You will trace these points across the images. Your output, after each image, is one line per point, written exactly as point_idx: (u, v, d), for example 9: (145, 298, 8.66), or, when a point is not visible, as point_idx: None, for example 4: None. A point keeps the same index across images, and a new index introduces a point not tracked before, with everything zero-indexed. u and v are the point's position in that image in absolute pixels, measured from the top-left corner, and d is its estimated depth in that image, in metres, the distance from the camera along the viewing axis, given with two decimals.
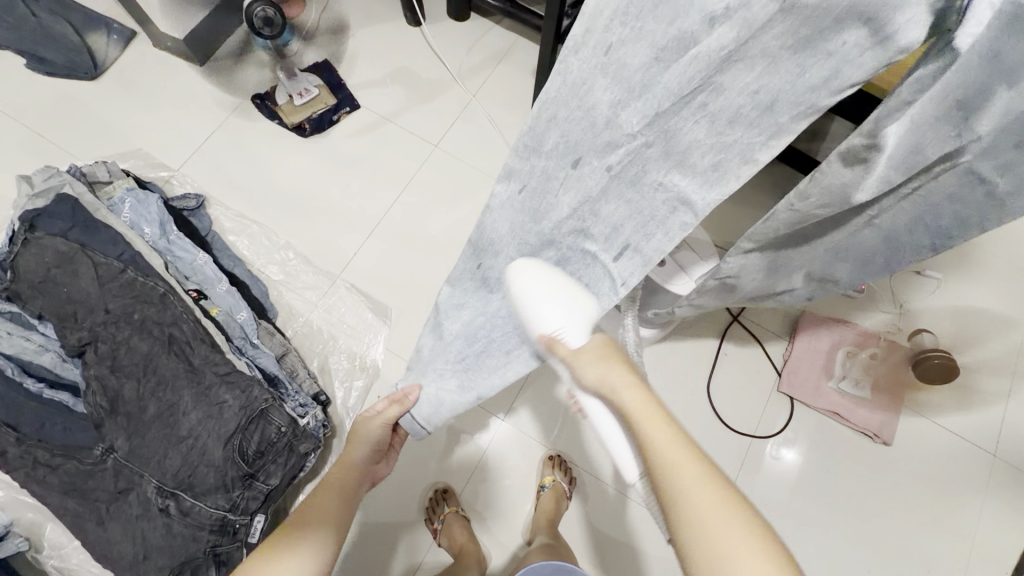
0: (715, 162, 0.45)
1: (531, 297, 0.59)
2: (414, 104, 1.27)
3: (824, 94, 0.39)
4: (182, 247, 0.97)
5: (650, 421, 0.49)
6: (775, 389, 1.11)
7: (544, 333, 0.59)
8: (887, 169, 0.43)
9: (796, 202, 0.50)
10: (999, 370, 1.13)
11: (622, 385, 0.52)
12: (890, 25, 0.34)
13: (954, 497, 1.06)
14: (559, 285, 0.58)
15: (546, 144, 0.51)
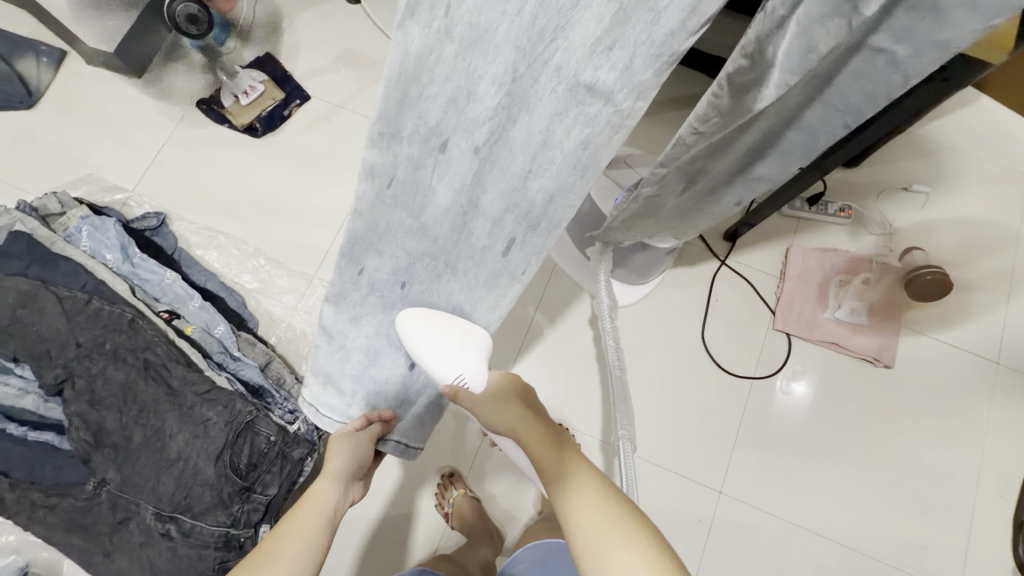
0: (583, 139, 0.41)
1: (420, 348, 0.61)
2: (366, 87, 1.22)
3: (682, 39, 0.32)
4: (147, 268, 0.95)
5: (544, 445, 0.61)
6: (771, 327, 1.09)
7: (446, 384, 0.63)
8: (781, 72, 0.40)
9: (698, 117, 0.50)
10: (994, 276, 1.10)
11: (522, 418, 0.63)
12: None
13: (961, 408, 1.05)
14: (441, 337, 0.61)
15: (406, 129, 0.40)
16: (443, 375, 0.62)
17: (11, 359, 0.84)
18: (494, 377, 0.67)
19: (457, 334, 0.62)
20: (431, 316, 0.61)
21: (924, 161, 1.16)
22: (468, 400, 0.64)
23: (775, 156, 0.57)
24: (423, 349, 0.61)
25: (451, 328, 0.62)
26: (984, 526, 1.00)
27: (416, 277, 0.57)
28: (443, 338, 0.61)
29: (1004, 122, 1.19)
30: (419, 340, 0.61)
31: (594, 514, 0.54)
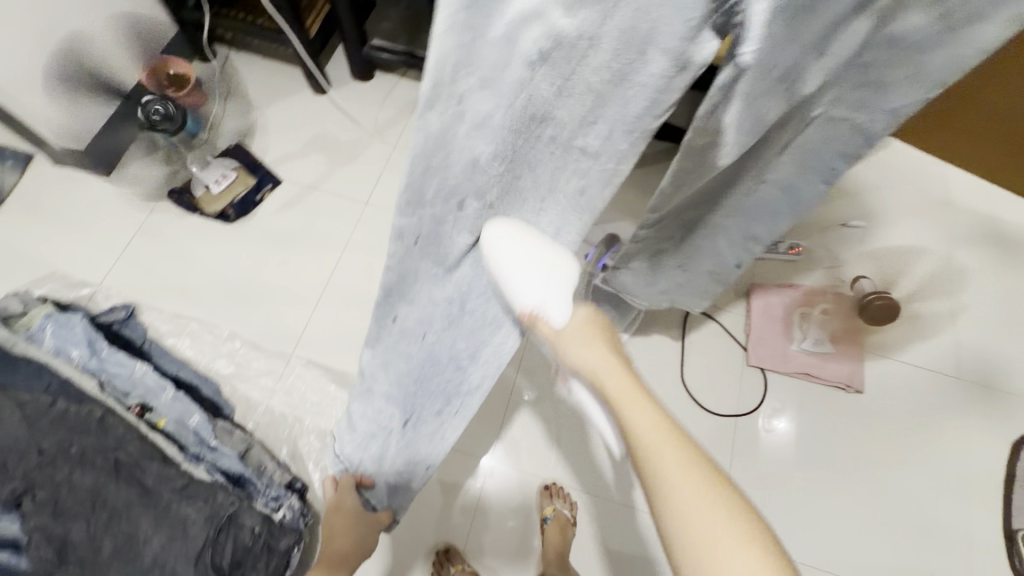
0: (579, 186, 0.52)
1: (509, 261, 0.48)
2: (337, 168, 1.27)
3: (649, 117, 0.44)
4: (116, 362, 0.92)
5: (635, 399, 0.44)
6: (746, 364, 1.13)
7: (525, 310, 0.51)
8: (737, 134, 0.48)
9: (676, 169, 0.55)
10: (939, 297, 1.19)
11: (609, 363, 0.47)
12: (687, 57, 0.38)
13: (933, 425, 1.09)
14: (535, 251, 0.50)
15: (427, 193, 0.39)
16: (522, 300, 0.50)
17: None
18: (575, 314, 0.51)
19: (548, 259, 0.51)
20: (520, 231, 0.49)
21: (857, 199, 1.28)
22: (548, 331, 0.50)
23: (756, 217, 0.65)
24: (502, 266, 0.49)
25: (546, 256, 0.51)
26: (977, 540, 1.02)
27: (430, 327, 0.55)
28: (531, 242, 0.49)
29: (919, 160, 1.33)
30: (508, 260, 0.48)
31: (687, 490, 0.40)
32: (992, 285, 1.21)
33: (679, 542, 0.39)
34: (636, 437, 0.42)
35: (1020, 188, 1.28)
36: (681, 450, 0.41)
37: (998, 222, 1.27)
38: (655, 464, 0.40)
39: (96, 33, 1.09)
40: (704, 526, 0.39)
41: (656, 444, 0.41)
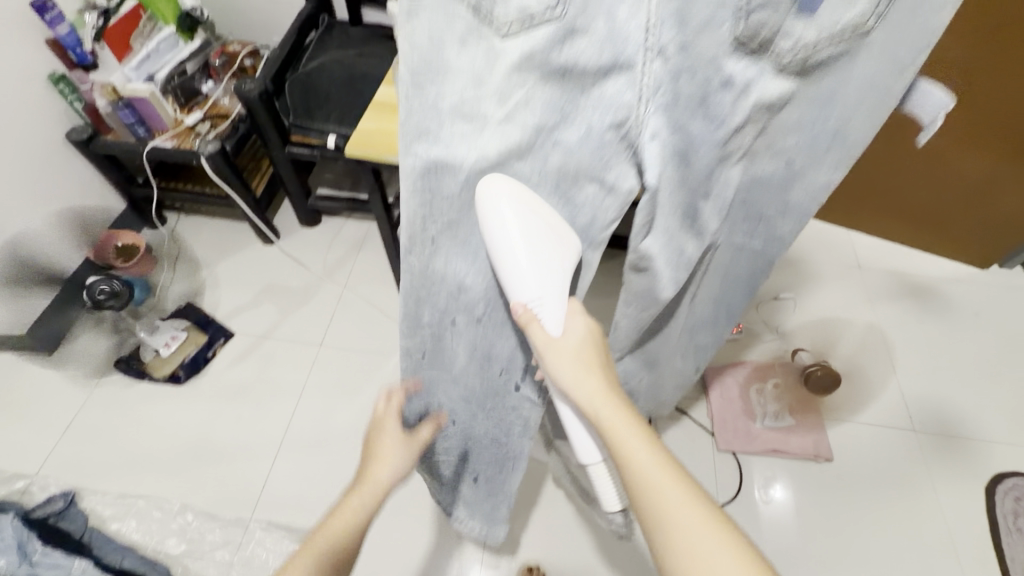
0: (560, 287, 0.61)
1: (513, 238, 0.51)
2: (290, 313, 1.30)
3: (602, 230, 0.58)
4: (51, 564, 0.84)
5: (608, 402, 0.52)
6: (716, 449, 1.14)
7: (520, 303, 0.55)
8: (661, 254, 0.58)
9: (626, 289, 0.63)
10: (876, 353, 1.27)
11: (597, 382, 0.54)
12: (611, 179, 0.53)
13: (907, 482, 1.10)
14: (537, 226, 0.52)
15: (423, 316, 0.63)
16: (516, 293, 0.55)
17: None
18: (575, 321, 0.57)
19: (553, 237, 0.53)
20: (516, 191, 0.51)
21: (781, 273, 1.39)
22: (540, 336, 0.55)
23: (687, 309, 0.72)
24: (499, 233, 0.51)
25: (537, 231, 0.52)
26: None
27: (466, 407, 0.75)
28: (527, 210, 0.52)
29: (824, 232, 1.48)
30: (507, 222, 0.51)
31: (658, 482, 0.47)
32: (919, 335, 1.30)
33: (657, 539, 0.46)
34: (616, 442, 0.50)
35: (917, 243, 1.42)
36: (651, 449, 0.49)
37: (908, 276, 1.39)
38: (632, 465, 0.48)
39: (38, 232, 1.15)
40: (680, 519, 0.45)
41: (630, 447, 0.49)
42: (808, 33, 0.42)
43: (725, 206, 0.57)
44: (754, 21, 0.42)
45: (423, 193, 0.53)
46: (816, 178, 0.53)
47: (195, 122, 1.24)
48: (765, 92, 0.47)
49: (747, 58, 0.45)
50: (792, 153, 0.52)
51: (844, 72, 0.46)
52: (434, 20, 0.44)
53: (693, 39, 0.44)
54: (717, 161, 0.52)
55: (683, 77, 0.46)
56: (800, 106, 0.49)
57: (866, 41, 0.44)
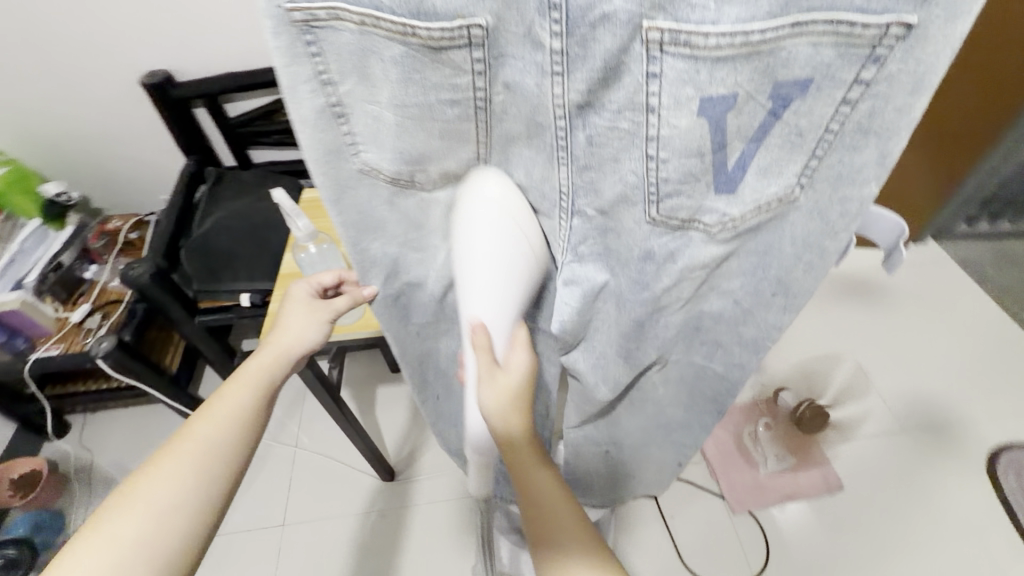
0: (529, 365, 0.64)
1: (472, 244, 0.41)
2: (241, 495, 1.13)
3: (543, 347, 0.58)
4: None
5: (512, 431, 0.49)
6: (733, 512, 1.08)
7: (473, 319, 0.44)
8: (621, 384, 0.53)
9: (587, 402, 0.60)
10: (844, 358, 1.28)
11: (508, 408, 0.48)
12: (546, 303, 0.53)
13: (919, 485, 1.09)
14: (504, 243, 0.41)
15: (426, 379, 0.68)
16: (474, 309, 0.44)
17: None
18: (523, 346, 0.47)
19: (514, 262, 0.42)
20: (499, 195, 0.41)
21: None
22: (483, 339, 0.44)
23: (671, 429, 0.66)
24: (464, 240, 0.42)
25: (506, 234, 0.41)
26: None
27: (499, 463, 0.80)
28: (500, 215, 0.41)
29: None
30: (470, 226, 0.41)
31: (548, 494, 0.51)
32: (873, 328, 1.34)
33: (535, 535, 0.52)
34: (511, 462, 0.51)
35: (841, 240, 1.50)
36: (537, 470, 0.50)
37: (845, 273, 1.44)
38: (523, 481, 0.51)
39: None
40: (552, 524, 0.51)
41: (523, 468, 0.50)
42: (731, 208, 0.38)
43: (671, 343, 0.52)
44: (664, 204, 0.38)
45: (398, 310, 0.56)
46: (767, 320, 0.47)
47: (83, 315, 1.10)
48: (695, 257, 0.42)
49: (669, 233, 0.40)
50: (739, 294, 0.47)
51: (778, 228, 0.41)
52: (360, 193, 0.42)
53: (613, 205, 0.40)
54: (652, 314, 0.47)
55: (610, 233, 0.42)
56: (740, 258, 0.44)
57: (796, 210, 0.39)
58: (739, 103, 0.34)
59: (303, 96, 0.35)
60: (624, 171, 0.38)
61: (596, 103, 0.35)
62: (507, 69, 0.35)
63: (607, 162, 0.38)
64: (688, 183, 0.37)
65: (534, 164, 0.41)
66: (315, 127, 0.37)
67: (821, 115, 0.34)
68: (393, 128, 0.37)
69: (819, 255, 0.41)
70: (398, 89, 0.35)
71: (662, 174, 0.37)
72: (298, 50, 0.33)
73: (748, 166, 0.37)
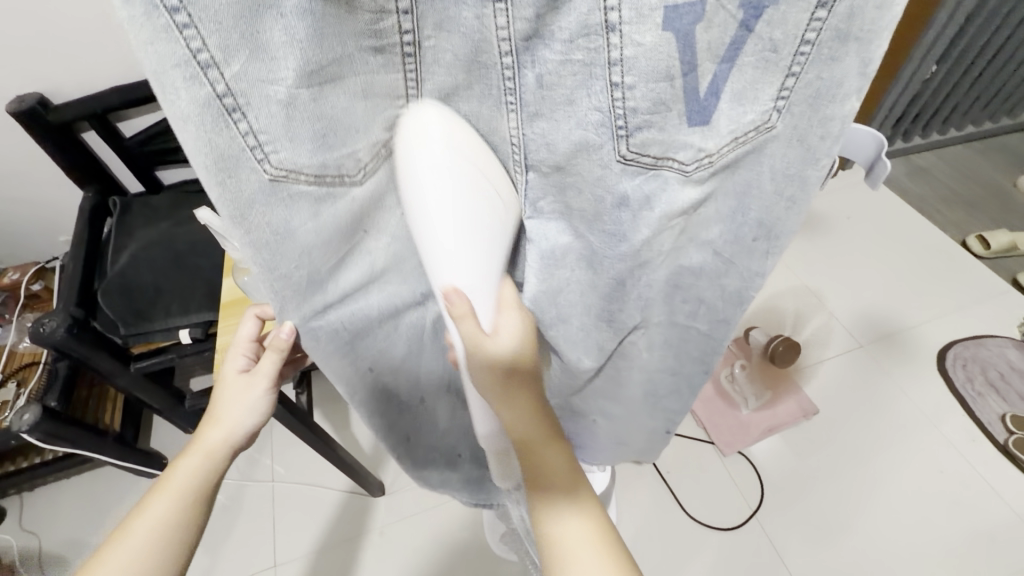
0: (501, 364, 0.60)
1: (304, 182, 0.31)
2: (219, 545, 1.05)
3: None
4: None
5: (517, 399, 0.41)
6: (722, 454, 1.11)
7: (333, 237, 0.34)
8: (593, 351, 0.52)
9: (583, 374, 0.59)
10: (797, 290, 1.34)
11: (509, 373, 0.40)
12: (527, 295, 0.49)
13: (882, 396, 1.16)
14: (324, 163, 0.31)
15: (393, 418, 0.59)
16: (447, 272, 0.35)
17: None
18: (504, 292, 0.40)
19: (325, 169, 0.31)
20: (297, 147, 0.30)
21: None
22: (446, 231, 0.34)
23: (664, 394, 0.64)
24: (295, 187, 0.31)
25: (480, 215, 0.34)
26: (995, 474, 1.05)
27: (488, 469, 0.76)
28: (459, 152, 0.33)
29: None
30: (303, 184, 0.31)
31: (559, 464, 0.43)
32: (818, 257, 1.40)
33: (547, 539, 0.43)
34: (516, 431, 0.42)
35: None
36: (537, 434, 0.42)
37: None
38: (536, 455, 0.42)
39: None
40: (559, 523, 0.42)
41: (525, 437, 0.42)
42: (706, 141, 0.34)
43: (654, 302, 0.49)
44: (635, 139, 0.33)
45: (359, 355, 0.46)
46: (749, 268, 0.44)
47: None
48: (674, 204, 0.38)
49: (642, 174, 0.35)
50: (718, 244, 0.44)
51: (756, 162, 0.37)
52: (272, 211, 0.31)
53: (572, 154, 0.35)
54: (631, 270, 0.43)
55: (569, 187, 0.38)
56: (717, 200, 0.40)
57: (775, 138, 0.35)
58: (706, 14, 0.30)
59: (178, 83, 0.25)
60: (583, 112, 0.33)
61: (544, 31, 0.30)
62: (435, 1, 0.28)
63: (561, 106, 0.33)
64: (659, 113, 0.33)
65: (475, 118, 0.34)
66: (204, 126, 0.26)
67: (797, 21, 0.30)
68: (302, 108, 0.28)
69: (803, 189, 0.38)
70: (306, 50, 0.27)
71: (631, 104, 0.32)
72: (163, 21, 0.23)
73: (721, 91, 0.33)
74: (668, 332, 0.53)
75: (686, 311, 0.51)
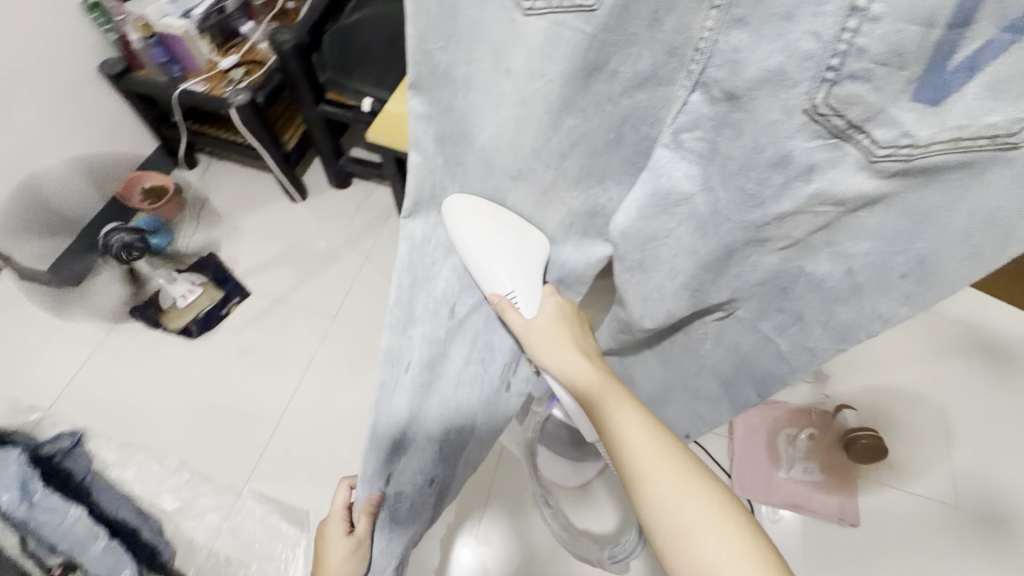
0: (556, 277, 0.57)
1: (467, 232, 0.51)
2: (307, 279, 1.25)
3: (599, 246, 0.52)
4: (50, 506, 0.88)
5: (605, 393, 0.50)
6: (730, 494, 1.05)
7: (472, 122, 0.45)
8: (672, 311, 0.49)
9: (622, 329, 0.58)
10: (931, 416, 1.13)
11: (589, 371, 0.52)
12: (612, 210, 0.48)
13: (938, 567, 0.99)
14: (488, 233, 0.51)
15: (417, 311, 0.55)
16: (492, 284, 0.53)
17: None
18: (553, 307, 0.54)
19: (499, 227, 0.51)
20: (484, 208, 0.52)
21: None
22: (518, 324, 0.53)
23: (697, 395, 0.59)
24: (470, 232, 0.51)
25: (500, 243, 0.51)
26: None
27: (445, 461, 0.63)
28: (490, 229, 0.51)
29: None
30: (468, 238, 0.51)
31: (668, 473, 0.44)
32: (986, 402, 1.14)
33: (661, 533, 0.43)
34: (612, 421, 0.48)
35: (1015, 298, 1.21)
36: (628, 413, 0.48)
37: (990, 334, 1.21)
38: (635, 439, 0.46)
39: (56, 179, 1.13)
40: (681, 508, 0.43)
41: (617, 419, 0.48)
42: (918, 127, 0.29)
43: (746, 292, 0.45)
44: (838, 89, 0.30)
45: (441, 169, 0.49)
46: (876, 307, 0.37)
47: (230, 66, 1.16)
48: (834, 185, 0.33)
49: (822, 139, 0.32)
50: (857, 263, 0.37)
51: (961, 189, 0.30)
52: None
53: (754, 86, 0.33)
54: (747, 243, 0.41)
55: (730, 126, 0.36)
56: (887, 212, 0.33)
57: (1008, 164, 0.28)
58: None
59: None
60: (794, 38, 0.30)
61: None
62: None
63: (773, 23, 0.30)
64: (885, 68, 0.28)
65: (668, 9, 0.33)
66: None
67: None
68: None
69: (1000, 239, 0.30)
70: None
71: (860, 43, 0.28)
72: None
73: (978, 71, 0.27)
74: (742, 336, 0.49)
75: (773, 321, 0.45)
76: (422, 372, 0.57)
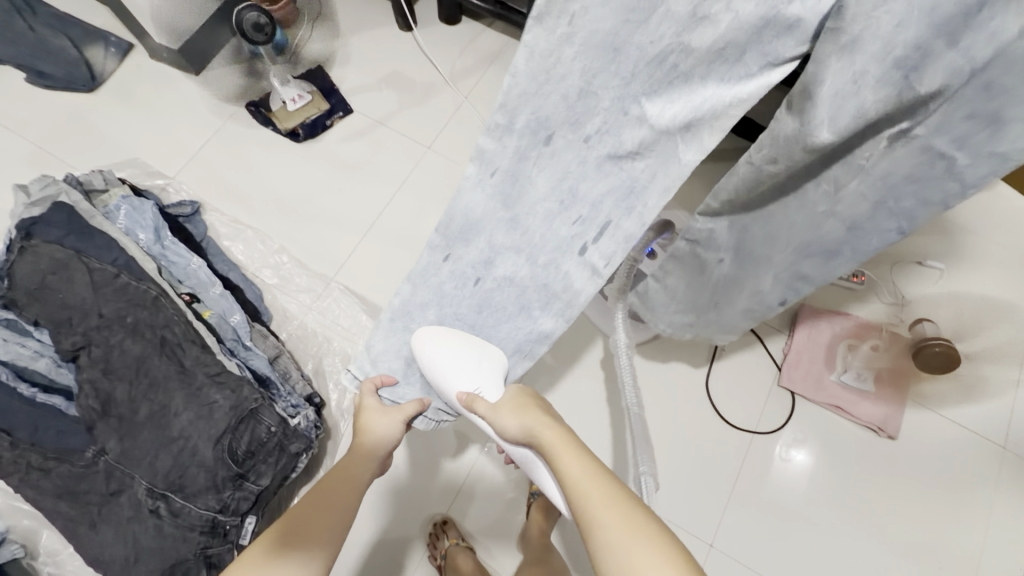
0: (688, 119, 0.49)
1: (437, 359, 0.67)
2: (407, 108, 1.28)
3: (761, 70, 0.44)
4: (175, 252, 0.99)
5: (565, 451, 0.57)
6: (775, 383, 1.09)
7: None
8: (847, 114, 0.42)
9: (755, 152, 0.51)
10: (1005, 360, 1.10)
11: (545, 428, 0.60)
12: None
13: (963, 490, 1.02)
14: (460, 353, 0.67)
15: (519, 122, 0.56)
16: (457, 386, 0.67)
17: (70, 357, 0.88)
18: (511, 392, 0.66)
19: (471, 346, 0.68)
20: (446, 334, 0.68)
21: (938, 238, 1.17)
22: (484, 408, 0.64)
23: (816, 257, 0.58)
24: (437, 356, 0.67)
25: (466, 354, 0.67)
26: None
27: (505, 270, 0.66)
28: (456, 348, 0.67)
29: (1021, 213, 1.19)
30: (439, 355, 0.67)
31: (614, 521, 0.50)
32: None
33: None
34: (570, 485, 0.54)
35: None
36: (582, 471, 0.55)
37: None
38: (585, 496, 0.53)
39: None
40: (627, 551, 0.47)
41: (572, 476, 0.55)
42: None
43: None
44: None
45: None
46: None
47: None
48: None
49: None
50: None
51: None
52: None
53: None
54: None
55: None
56: None
57: None
58: None
59: None
60: None
61: None
62: None
63: None
64: None
65: None
66: None
67: None
68: None
69: None
70: None
71: None
72: None
73: None
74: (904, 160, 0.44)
75: None
76: (505, 181, 0.61)
